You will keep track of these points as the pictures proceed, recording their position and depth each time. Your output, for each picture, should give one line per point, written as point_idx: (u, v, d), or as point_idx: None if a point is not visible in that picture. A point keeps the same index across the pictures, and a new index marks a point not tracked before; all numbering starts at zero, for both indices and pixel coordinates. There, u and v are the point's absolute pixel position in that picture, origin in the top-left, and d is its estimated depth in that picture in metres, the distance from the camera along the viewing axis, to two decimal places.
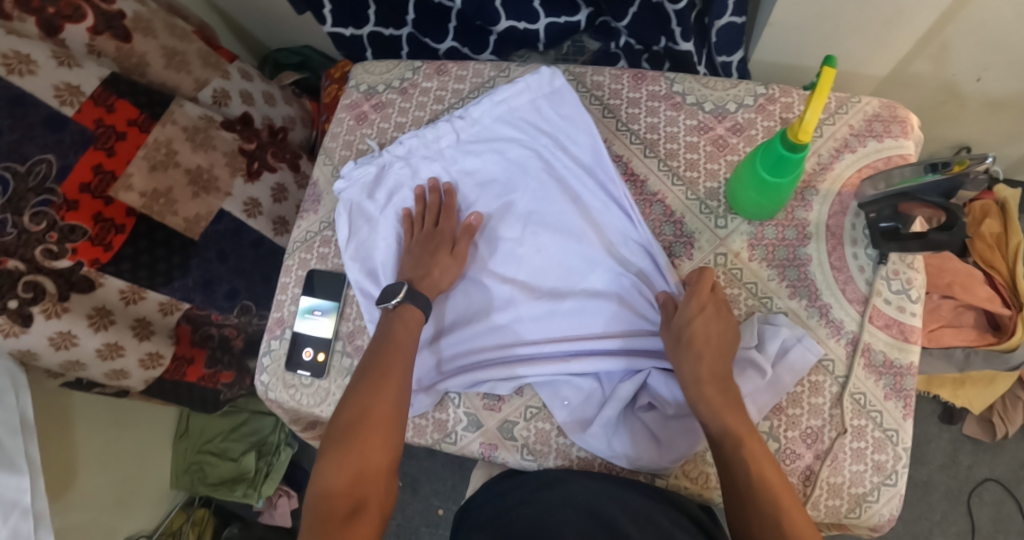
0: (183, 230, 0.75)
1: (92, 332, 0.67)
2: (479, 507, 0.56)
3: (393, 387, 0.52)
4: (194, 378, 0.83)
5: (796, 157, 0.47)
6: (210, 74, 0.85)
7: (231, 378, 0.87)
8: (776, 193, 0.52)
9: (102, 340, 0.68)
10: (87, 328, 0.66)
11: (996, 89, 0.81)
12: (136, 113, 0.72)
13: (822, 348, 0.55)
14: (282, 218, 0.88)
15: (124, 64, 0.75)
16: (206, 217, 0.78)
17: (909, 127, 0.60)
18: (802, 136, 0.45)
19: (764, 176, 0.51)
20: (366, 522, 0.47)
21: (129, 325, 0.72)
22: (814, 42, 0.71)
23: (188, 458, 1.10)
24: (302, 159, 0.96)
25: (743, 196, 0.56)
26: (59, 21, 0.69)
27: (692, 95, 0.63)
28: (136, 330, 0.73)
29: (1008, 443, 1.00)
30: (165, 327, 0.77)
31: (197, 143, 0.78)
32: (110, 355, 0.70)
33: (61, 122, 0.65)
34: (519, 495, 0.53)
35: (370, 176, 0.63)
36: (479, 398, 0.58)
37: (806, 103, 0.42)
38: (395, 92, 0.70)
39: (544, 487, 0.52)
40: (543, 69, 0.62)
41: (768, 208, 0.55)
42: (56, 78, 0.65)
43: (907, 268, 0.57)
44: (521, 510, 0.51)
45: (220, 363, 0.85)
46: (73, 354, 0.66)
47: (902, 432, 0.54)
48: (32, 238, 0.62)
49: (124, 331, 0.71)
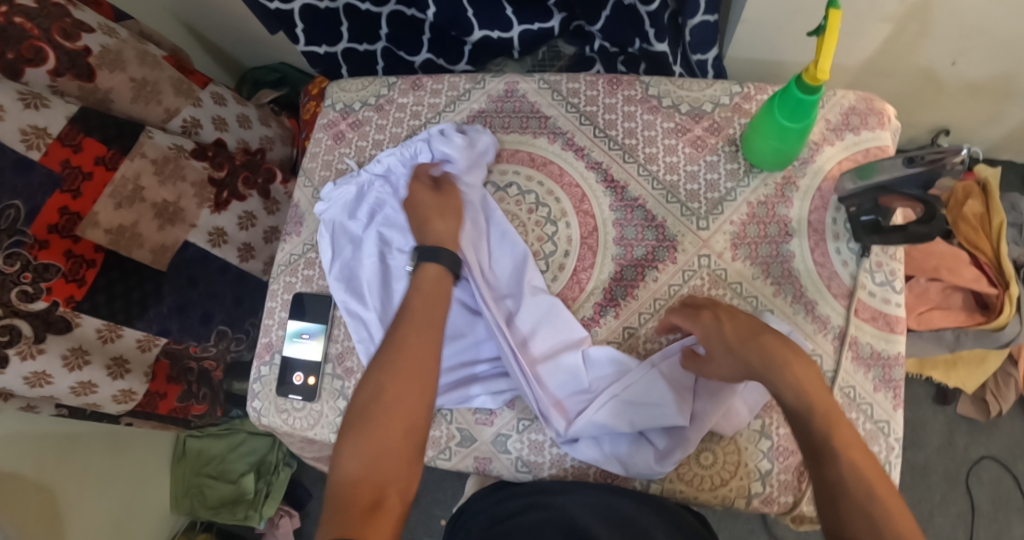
0: (150, 262, 0.75)
1: (67, 372, 0.67)
2: (475, 516, 0.56)
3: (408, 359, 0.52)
4: (166, 411, 0.83)
5: (813, 100, 0.49)
6: (181, 102, 0.84)
7: (202, 409, 0.89)
8: (797, 139, 0.54)
9: (76, 379, 0.68)
10: (62, 368, 0.66)
11: (971, 72, 0.82)
12: (103, 150, 0.71)
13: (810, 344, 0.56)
14: (249, 244, 0.89)
15: (88, 102, 0.73)
16: (173, 247, 0.78)
17: (885, 119, 0.61)
18: (818, 79, 0.47)
19: (782, 121, 0.53)
20: (383, 514, 0.45)
21: (104, 364, 0.71)
22: (787, 34, 0.71)
23: (187, 482, 1.09)
24: (274, 183, 0.95)
25: (760, 146, 0.57)
26: (20, 66, 0.66)
27: (667, 98, 0.63)
28: (111, 369, 0.72)
29: (1002, 421, 1.01)
30: (141, 365, 0.77)
31: (165, 176, 0.77)
32: (84, 392, 0.70)
33: (29, 165, 0.64)
34: (510, 507, 0.52)
35: (353, 197, 0.64)
36: (471, 413, 0.58)
37: (819, 44, 0.45)
38: (371, 109, 0.70)
39: (536, 494, 0.52)
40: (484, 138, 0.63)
41: (787, 154, 0.56)
42: (23, 121, 0.63)
43: (890, 259, 0.57)
44: (517, 521, 0.50)
45: (193, 396, 0.87)
46: (47, 392, 0.66)
47: (893, 423, 0.54)
48: (8, 279, 0.61)
49: (99, 370, 0.70)
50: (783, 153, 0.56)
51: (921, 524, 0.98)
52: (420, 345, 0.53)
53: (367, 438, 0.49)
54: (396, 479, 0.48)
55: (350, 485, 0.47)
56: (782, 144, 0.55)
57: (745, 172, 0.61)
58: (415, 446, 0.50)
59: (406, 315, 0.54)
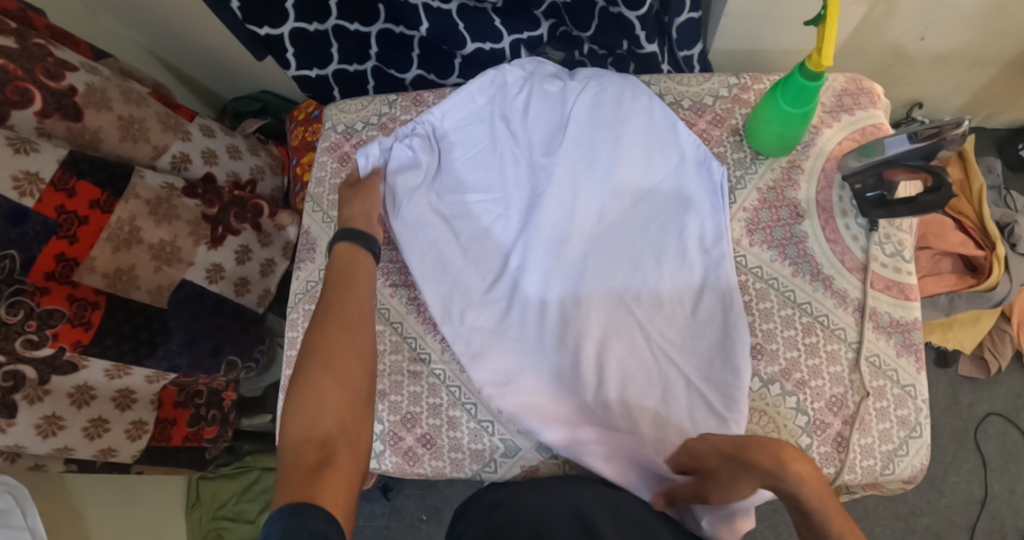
0: (149, 301, 0.74)
1: (75, 410, 0.66)
2: (474, 505, 0.56)
3: (357, 314, 0.49)
4: (179, 440, 0.83)
5: (815, 86, 0.51)
6: (169, 138, 0.80)
7: (214, 432, 0.88)
8: (800, 122, 0.56)
9: (86, 418, 0.67)
10: (70, 407, 0.65)
11: (938, 44, 0.86)
12: (98, 193, 0.67)
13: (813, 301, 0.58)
14: (244, 278, 0.87)
15: (77, 142, 0.69)
16: (169, 287, 0.76)
17: (875, 97, 0.64)
18: (821, 65, 0.49)
19: (783, 107, 0.55)
20: (333, 472, 0.38)
21: (110, 398, 0.70)
22: (767, 26, 0.73)
23: (203, 528, 1.03)
24: (266, 215, 0.91)
25: (764, 131, 0.59)
26: (6, 109, 0.61)
27: (669, 95, 0.67)
28: (117, 401, 0.71)
29: (1002, 376, 1.05)
30: (147, 394, 0.76)
31: (160, 216, 0.74)
32: (95, 433, 0.68)
33: (23, 214, 0.60)
34: (511, 492, 0.53)
35: (404, 129, 0.67)
36: (513, 426, 0.59)
37: (821, 30, 0.47)
38: (375, 128, 0.70)
39: (536, 485, 0.54)
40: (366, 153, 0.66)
41: (790, 139, 0.58)
42: (15, 167, 0.59)
43: (897, 230, 0.60)
44: (516, 503, 0.51)
45: (203, 419, 0.87)
46: (61, 440, 0.64)
47: (918, 385, 0.56)
48: (12, 329, 0.59)
49: (106, 405, 0.69)
50: (786, 137, 0.58)
51: (936, 483, 1.02)
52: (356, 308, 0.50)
53: (310, 398, 0.43)
54: (342, 433, 0.42)
55: (297, 447, 0.40)
56: (784, 128, 0.57)
57: (752, 159, 0.63)
58: (361, 400, 0.44)
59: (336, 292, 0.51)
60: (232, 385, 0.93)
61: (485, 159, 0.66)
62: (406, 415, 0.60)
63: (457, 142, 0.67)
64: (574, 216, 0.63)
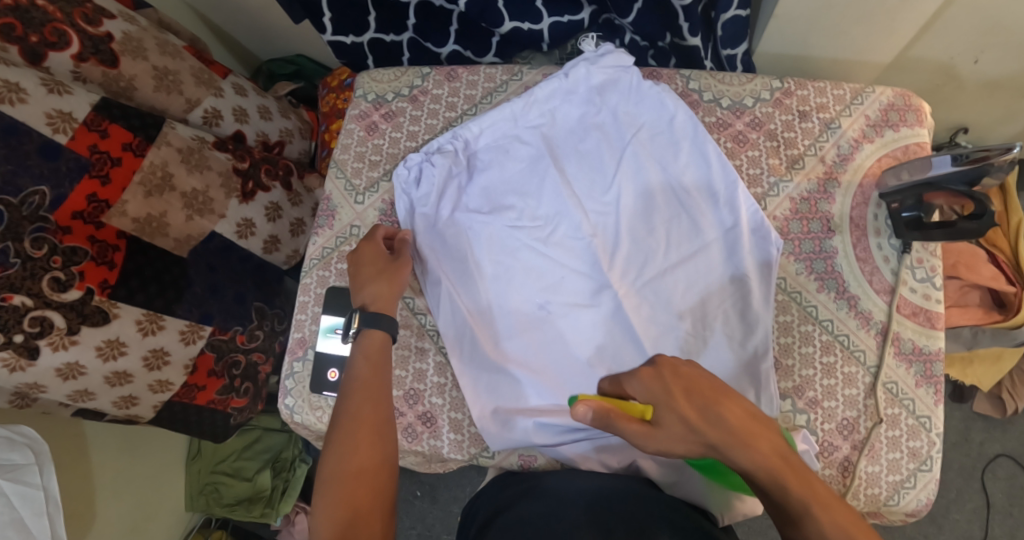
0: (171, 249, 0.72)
1: (100, 362, 0.64)
2: (477, 513, 0.53)
3: (378, 426, 0.47)
4: (204, 403, 0.78)
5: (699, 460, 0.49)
6: (202, 92, 0.79)
7: (242, 403, 0.84)
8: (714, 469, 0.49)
9: (110, 370, 0.65)
10: (96, 361, 0.63)
11: (993, 69, 0.82)
12: (130, 136, 0.67)
13: (835, 323, 0.57)
14: (275, 236, 0.86)
15: (111, 88, 0.68)
16: (196, 238, 0.75)
17: (922, 115, 0.60)
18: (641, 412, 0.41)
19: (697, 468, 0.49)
20: None
21: (141, 355, 0.67)
22: (819, 33, 0.70)
23: (200, 481, 1.05)
24: (294, 175, 0.91)
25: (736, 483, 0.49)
26: (42, 49, 0.62)
27: (708, 92, 0.64)
28: (148, 361, 0.69)
29: (1017, 419, 1.02)
30: (182, 358, 0.73)
31: (192, 164, 0.73)
32: (117, 382, 0.66)
33: (56, 150, 0.60)
34: (511, 497, 0.51)
35: (437, 142, 0.65)
36: (515, 454, 0.60)
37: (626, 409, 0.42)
38: (405, 100, 0.69)
39: (524, 492, 0.51)
40: (406, 163, 0.64)
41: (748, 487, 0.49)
42: (48, 105, 0.59)
43: (931, 256, 0.57)
44: (516, 510, 0.48)
45: (234, 391, 0.82)
46: (81, 383, 0.63)
47: (934, 417, 0.54)
48: (37, 266, 0.57)
49: (134, 362, 0.67)
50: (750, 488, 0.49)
51: (936, 519, 1.00)
52: (376, 397, 0.49)
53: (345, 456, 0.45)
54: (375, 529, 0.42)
55: None
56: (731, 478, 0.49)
57: (789, 167, 0.61)
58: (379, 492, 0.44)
59: (354, 384, 0.49)
60: (271, 360, 0.88)
61: (517, 167, 0.63)
62: (409, 391, 0.61)
63: (492, 161, 0.64)
64: (601, 237, 0.60)
